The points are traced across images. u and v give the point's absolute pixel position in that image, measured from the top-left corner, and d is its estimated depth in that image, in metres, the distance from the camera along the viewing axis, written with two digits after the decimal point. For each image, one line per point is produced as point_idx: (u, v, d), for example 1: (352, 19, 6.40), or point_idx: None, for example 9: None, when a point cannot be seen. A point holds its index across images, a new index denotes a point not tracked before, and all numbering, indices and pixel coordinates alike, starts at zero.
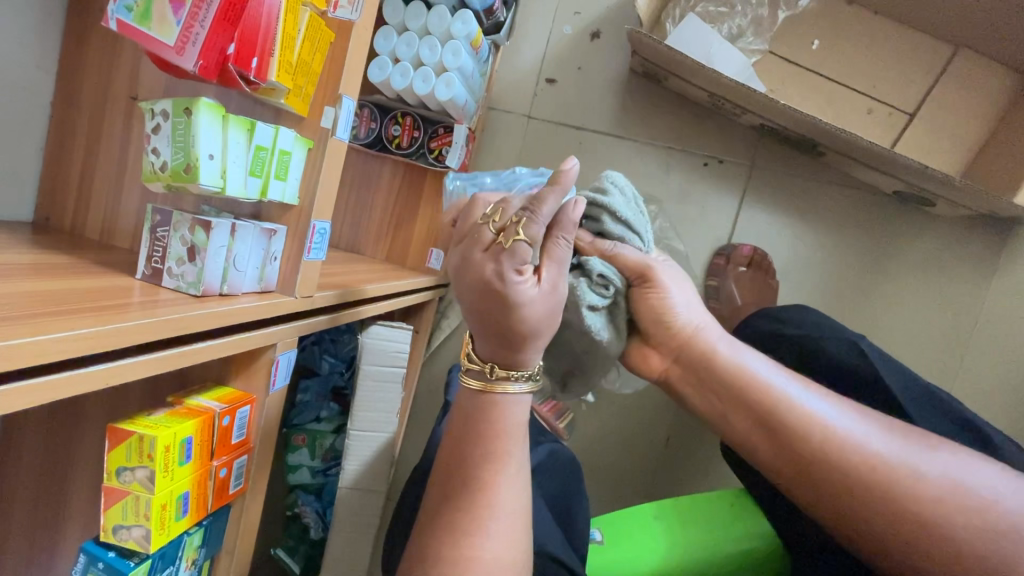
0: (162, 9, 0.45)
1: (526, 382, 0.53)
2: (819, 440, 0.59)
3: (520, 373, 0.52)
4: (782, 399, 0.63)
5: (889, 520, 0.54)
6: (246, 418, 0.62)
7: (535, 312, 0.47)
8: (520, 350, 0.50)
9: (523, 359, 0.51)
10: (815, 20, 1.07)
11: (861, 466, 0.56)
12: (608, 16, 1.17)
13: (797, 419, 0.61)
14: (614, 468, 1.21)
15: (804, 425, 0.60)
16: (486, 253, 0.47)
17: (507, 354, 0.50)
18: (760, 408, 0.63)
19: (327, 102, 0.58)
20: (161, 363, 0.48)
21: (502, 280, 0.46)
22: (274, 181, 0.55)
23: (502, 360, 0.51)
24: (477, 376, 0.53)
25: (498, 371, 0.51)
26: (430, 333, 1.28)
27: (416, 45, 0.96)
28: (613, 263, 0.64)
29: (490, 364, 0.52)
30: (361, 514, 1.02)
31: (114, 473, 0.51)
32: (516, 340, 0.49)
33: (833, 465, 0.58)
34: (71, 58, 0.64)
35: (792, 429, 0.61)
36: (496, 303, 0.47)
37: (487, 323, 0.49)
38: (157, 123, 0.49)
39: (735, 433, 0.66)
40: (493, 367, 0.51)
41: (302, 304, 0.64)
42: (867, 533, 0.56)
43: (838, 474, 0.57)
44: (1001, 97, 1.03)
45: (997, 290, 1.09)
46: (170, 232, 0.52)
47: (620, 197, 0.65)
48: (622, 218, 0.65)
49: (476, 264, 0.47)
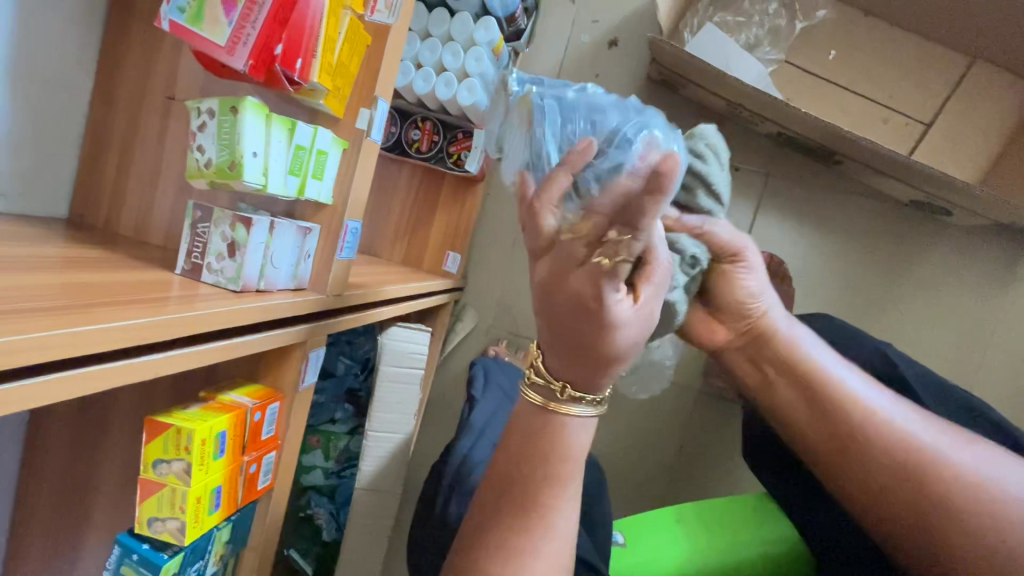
0: (214, 10, 0.47)
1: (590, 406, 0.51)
2: (860, 420, 0.65)
3: (589, 398, 0.50)
4: (835, 382, 0.69)
5: (912, 495, 0.59)
6: (276, 414, 0.63)
7: (628, 334, 0.44)
8: (596, 371, 0.47)
9: (592, 380, 0.49)
10: (832, 31, 1.09)
11: (895, 445, 0.62)
12: (626, 25, 1.19)
13: (845, 400, 0.67)
14: (628, 473, 1.21)
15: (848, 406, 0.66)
16: (581, 271, 0.40)
17: (582, 374, 0.48)
18: (811, 387, 0.70)
19: (363, 104, 0.59)
20: (204, 355, 0.50)
21: (601, 300, 0.41)
22: (311, 180, 0.56)
23: (573, 378, 0.49)
24: (540, 392, 0.51)
25: (568, 392, 0.49)
26: (445, 336, 1.28)
27: (439, 51, 0.97)
28: (700, 242, 0.61)
29: (558, 381, 0.50)
30: (376, 515, 1.02)
31: (150, 465, 0.52)
32: (595, 362, 0.46)
33: (869, 441, 0.63)
34: (109, 57, 0.66)
35: (836, 408, 0.67)
36: (588, 323, 0.43)
37: (569, 341, 0.45)
38: (203, 121, 0.51)
39: (786, 409, 0.73)
40: (564, 386, 0.49)
41: (331, 302, 0.65)
42: (895, 507, 0.61)
43: (872, 449, 0.63)
44: (1018, 108, 1.04)
45: (1014, 299, 1.10)
46: (211, 228, 0.53)
47: (714, 164, 0.55)
48: (714, 190, 0.56)
49: (572, 280, 0.41)
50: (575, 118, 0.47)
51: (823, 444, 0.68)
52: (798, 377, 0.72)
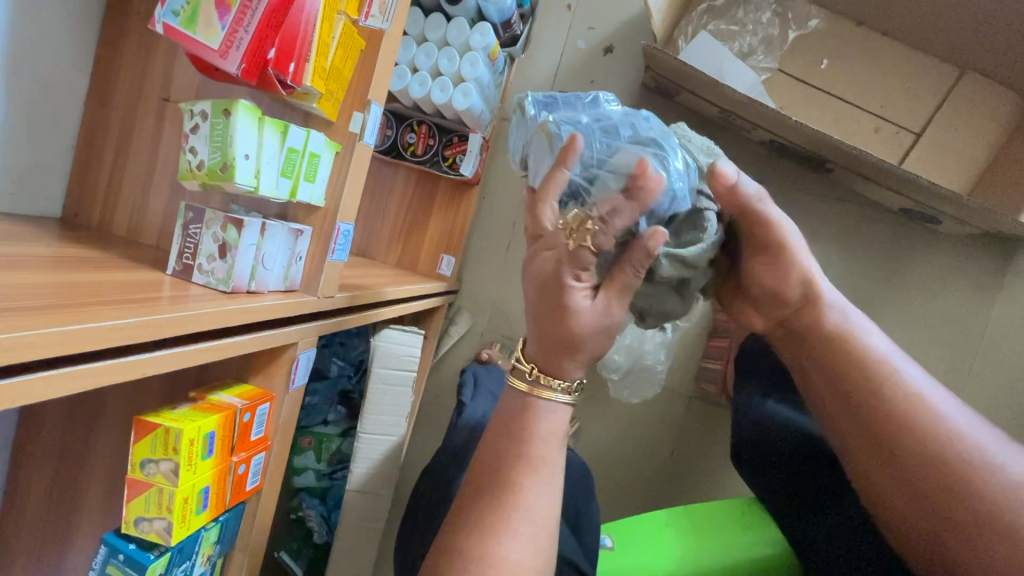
0: (208, 14, 0.47)
1: (565, 395, 0.54)
2: (912, 417, 0.52)
3: (561, 383, 0.53)
4: (884, 365, 0.55)
5: (958, 515, 0.49)
6: (265, 415, 0.63)
7: (584, 321, 0.50)
8: (567, 356, 0.52)
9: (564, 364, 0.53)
10: (825, 40, 1.10)
11: (951, 455, 0.50)
12: (621, 31, 1.20)
13: (896, 391, 0.54)
14: (620, 477, 1.21)
15: (895, 398, 0.53)
16: (554, 250, 0.49)
17: (555, 362, 0.53)
18: (842, 367, 0.56)
19: (357, 108, 0.60)
20: (195, 355, 0.50)
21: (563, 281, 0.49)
22: (303, 182, 0.57)
23: (547, 364, 0.53)
24: (523, 378, 0.54)
25: (541, 376, 0.53)
26: (438, 339, 1.29)
27: (435, 55, 0.98)
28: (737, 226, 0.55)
29: (537, 367, 0.54)
30: (368, 518, 1.02)
31: (138, 465, 0.52)
32: (561, 348, 0.52)
33: (919, 445, 0.52)
34: (106, 59, 0.66)
35: (882, 397, 0.54)
36: (552, 302, 0.50)
37: (541, 323, 0.52)
38: (196, 123, 0.51)
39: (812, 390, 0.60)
40: (541, 372, 0.53)
41: (322, 304, 0.65)
42: (933, 522, 0.51)
43: (917, 452, 0.51)
44: (1006, 119, 1.05)
45: (1003, 307, 1.10)
46: (202, 229, 0.54)
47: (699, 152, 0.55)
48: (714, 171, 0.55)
49: (542, 259, 0.51)
50: (593, 137, 0.51)
51: (857, 435, 0.56)
52: (829, 357, 0.57)
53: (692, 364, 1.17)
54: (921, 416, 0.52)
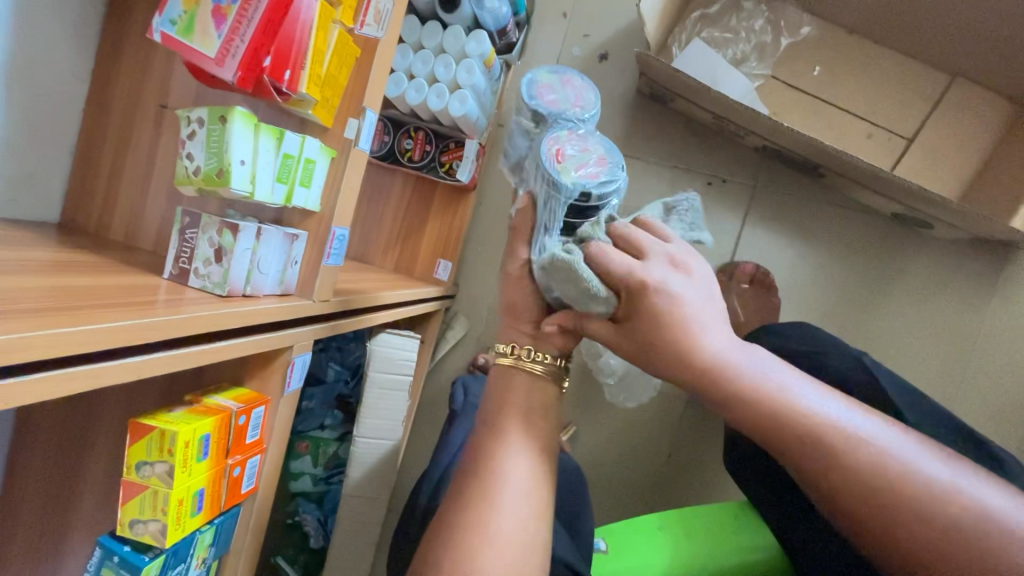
0: (204, 24, 0.48)
1: (541, 364, 0.58)
2: (863, 469, 0.42)
3: (534, 351, 0.58)
4: (812, 419, 0.44)
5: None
6: (260, 418, 0.63)
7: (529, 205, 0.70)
8: (545, 335, 0.59)
9: (534, 338, 0.59)
10: (817, 48, 1.11)
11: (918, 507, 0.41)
12: (616, 39, 1.21)
13: (833, 448, 0.43)
14: (616, 481, 1.21)
15: (831, 456, 0.43)
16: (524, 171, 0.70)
17: (534, 337, 0.59)
18: (777, 440, 0.45)
19: (352, 114, 0.61)
20: (189, 358, 0.50)
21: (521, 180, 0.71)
22: (298, 188, 0.57)
23: (524, 337, 0.59)
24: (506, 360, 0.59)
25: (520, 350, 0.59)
26: (435, 343, 1.29)
27: (431, 62, 0.99)
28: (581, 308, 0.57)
29: (509, 341, 0.60)
30: (364, 522, 1.02)
31: (133, 467, 0.52)
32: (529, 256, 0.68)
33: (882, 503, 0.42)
34: (105, 66, 0.67)
35: (821, 464, 0.43)
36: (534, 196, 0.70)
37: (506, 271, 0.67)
38: (193, 129, 0.52)
39: None
40: (519, 346, 0.59)
41: (318, 308, 0.66)
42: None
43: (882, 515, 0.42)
44: (996, 125, 1.07)
45: (996, 312, 1.11)
46: (199, 233, 0.54)
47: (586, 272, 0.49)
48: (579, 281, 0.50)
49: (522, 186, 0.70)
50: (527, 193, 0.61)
51: (812, 499, 0.46)
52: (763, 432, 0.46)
53: None
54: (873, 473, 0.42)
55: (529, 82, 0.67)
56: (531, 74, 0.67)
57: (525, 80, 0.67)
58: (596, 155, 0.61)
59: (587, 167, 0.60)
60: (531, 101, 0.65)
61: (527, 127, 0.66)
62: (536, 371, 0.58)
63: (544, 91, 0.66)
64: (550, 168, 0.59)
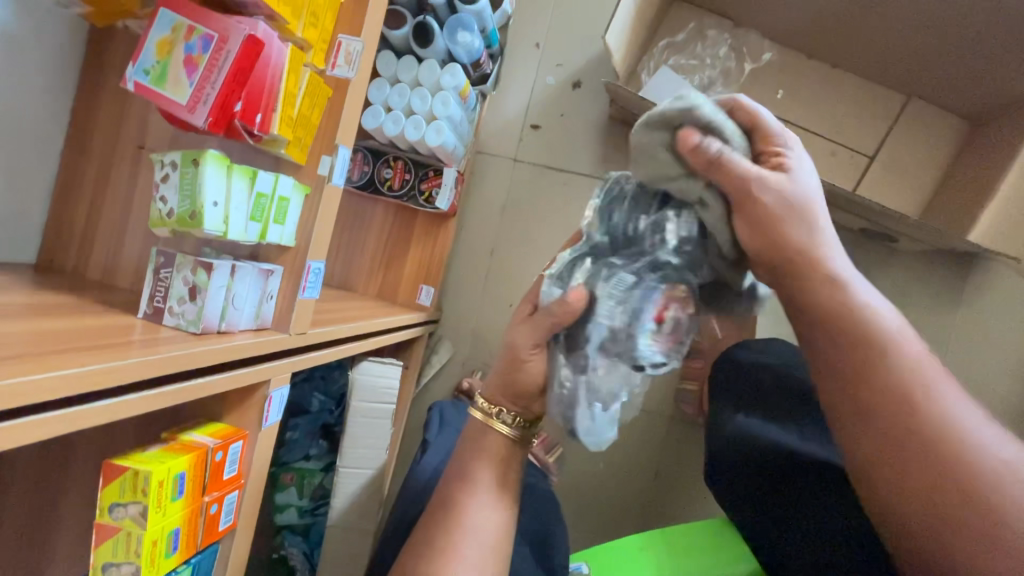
0: (176, 72, 0.50)
1: (515, 430, 0.59)
2: (908, 402, 0.43)
3: (516, 419, 0.58)
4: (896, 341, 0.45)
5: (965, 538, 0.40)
6: (238, 453, 0.63)
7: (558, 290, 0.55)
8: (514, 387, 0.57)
9: (519, 405, 0.59)
10: (780, 72, 1.16)
11: (964, 454, 0.41)
12: (588, 67, 1.26)
13: (901, 382, 0.44)
14: (603, 501, 1.21)
15: (902, 383, 0.43)
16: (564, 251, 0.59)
17: (517, 403, 0.58)
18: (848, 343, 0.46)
19: (325, 152, 0.63)
20: (162, 398, 0.50)
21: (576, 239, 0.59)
22: (272, 225, 0.59)
23: (506, 400, 0.58)
24: (485, 413, 0.59)
25: (502, 413, 0.58)
26: (420, 369, 1.30)
27: (407, 95, 1.02)
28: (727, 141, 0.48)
29: (492, 400, 0.59)
30: (348, 554, 1.01)
31: (106, 509, 0.52)
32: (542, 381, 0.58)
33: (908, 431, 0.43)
34: (83, 109, 0.68)
35: (899, 400, 0.43)
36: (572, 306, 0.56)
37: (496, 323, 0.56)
38: (166, 173, 0.53)
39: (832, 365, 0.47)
40: (498, 407, 0.59)
41: (296, 340, 0.67)
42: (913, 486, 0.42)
43: (916, 454, 0.42)
44: (950, 142, 1.12)
45: (962, 323, 1.14)
46: (173, 273, 0.55)
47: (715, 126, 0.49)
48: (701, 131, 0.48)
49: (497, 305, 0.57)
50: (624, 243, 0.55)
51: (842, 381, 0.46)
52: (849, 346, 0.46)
53: (669, 386, 1.19)
54: (930, 414, 0.42)
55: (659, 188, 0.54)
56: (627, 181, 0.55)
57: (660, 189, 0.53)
58: (681, 338, 0.53)
59: (664, 342, 0.51)
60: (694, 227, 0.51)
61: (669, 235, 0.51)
62: (508, 434, 0.59)
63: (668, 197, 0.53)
64: (639, 324, 0.50)
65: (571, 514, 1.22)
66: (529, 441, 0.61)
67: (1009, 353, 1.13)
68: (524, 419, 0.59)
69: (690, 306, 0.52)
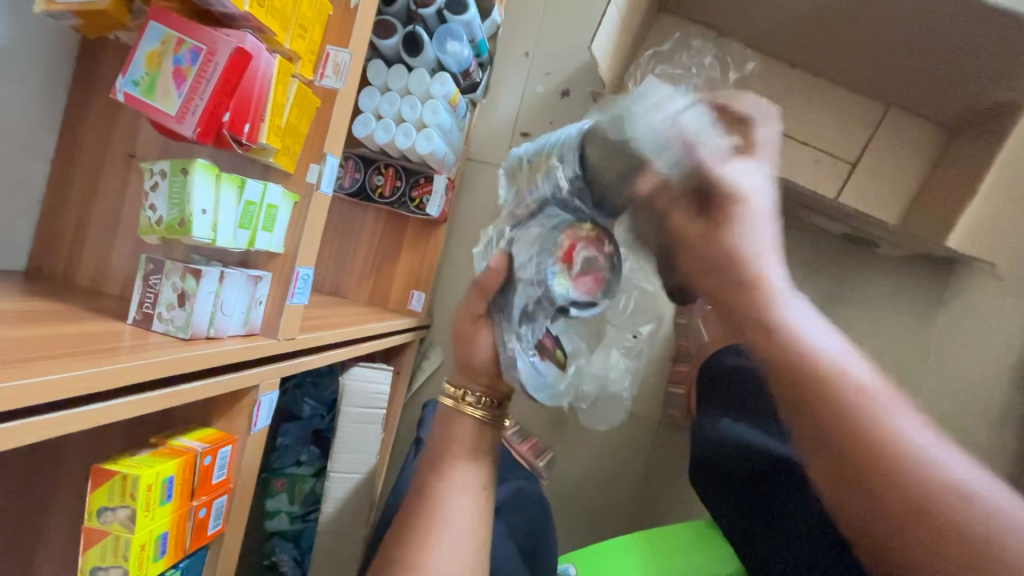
0: (166, 84, 0.51)
1: (482, 411, 0.59)
2: (874, 442, 0.42)
3: (482, 399, 0.58)
4: (852, 385, 0.44)
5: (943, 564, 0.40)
6: (227, 458, 0.64)
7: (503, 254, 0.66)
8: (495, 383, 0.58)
9: (485, 385, 0.59)
10: (763, 82, 1.18)
11: (935, 487, 0.41)
12: (576, 76, 1.28)
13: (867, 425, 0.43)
14: (593, 505, 1.22)
15: (863, 441, 0.42)
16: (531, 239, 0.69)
17: (483, 384, 0.59)
18: (807, 409, 0.45)
19: (313, 160, 0.64)
20: (151, 403, 0.51)
21: None
22: (260, 232, 0.60)
23: (472, 383, 0.59)
24: (454, 397, 0.59)
25: (469, 395, 0.58)
26: (410, 374, 1.31)
27: (398, 104, 1.04)
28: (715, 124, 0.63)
29: (459, 383, 0.59)
30: (338, 560, 1.01)
31: (94, 513, 0.52)
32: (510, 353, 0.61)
33: (884, 477, 0.42)
34: (74, 117, 0.69)
35: (857, 443, 0.43)
36: None
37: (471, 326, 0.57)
38: (156, 181, 0.54)
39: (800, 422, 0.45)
40: (464, 390, 0.59)
41: (285, 345, 0.68)
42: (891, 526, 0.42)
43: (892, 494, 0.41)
44: (930, 150, 1.14)
45: (945, 326, 1.16)
46: (162, 279, 0.56)
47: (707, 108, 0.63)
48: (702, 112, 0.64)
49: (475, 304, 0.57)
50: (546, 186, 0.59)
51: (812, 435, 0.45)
52: (808, 397, 0.44)
53: (658, 390, 1.20)
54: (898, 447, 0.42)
55: (585, 132, 0.58)
56: (587, 122, 0.58)
57: (580, 131, 0.57)
58: (601, 269, 0.54)
59: (584, 281, 0.54)
60: (580, 161, 0.54)
61: (560, 181, 0.55)
62: (478, 416, 0.59)
63: (593, 151, 0.57)
64: (547, 264, 0.53)
65: (562, 517, 1.23)
66: (500, 425, 0.60)
67: (991, 356, 1.15)
68: (492, 400, 0.59)
69: (606, 244, 0.54)
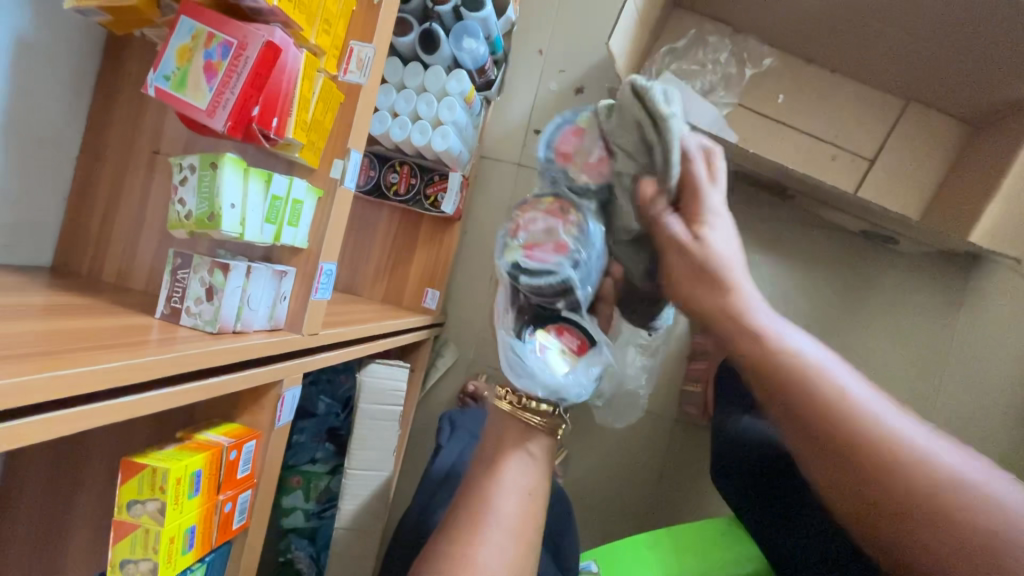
0: (196, 78, 0.51)
1: (539, 418, 0.59)
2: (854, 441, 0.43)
3: (539, 404, 0.59)
4: (844, 400, 0.44)
5: (939, 553, 0.38)
6: (252, 453, 0.64)
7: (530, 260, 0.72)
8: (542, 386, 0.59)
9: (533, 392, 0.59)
10: (780, 77, 1.17)
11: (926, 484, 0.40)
12: (590, 73, 1.27)
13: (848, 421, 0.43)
14: (608, 503, 1.22)
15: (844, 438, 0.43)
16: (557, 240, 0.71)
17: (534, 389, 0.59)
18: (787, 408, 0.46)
19: (337, 156, 0.64)
20: (178, 396, 0.51)
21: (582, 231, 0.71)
22: (286, 227, 0.60)
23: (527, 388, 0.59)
24: (510, 401, 0.59)
25: (526, 398, 0.59)
26: (425, 371, 1.31)
27: (414, 101, 1.04)
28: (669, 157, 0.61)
29: (518, 388, 0.60)
30: (355, 557, 1.01)
31: (124, 506, 0.53)
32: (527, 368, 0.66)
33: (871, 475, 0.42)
34: (99, 114, 0.70)
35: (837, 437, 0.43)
36: None
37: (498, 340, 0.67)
38: (184, 176, 0.54)
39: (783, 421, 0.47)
40: (522, 394, 0.59)
41: (307, 341, 0.68)
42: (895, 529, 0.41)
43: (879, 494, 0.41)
44: (950, 145, 1.13)
45: (965, 324, 1.15)
46: (190, 273, 0.57)
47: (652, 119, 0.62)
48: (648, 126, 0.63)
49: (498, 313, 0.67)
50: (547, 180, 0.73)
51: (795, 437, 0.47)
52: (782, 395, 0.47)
53: (674, 388, 1.19)
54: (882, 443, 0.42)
55: (556, 130, 0.73)
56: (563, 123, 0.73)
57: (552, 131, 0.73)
58: (559, 239, 0.64)
59: (540, 248, 0.64)
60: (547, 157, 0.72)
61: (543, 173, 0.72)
62: (534, 423, 0.58)
63: (563, 148, 0.72)
64: (507, 236, 0.66)
65: (577, 515, 1.22)
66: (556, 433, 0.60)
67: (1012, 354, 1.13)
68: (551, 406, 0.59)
69: (564, 214, 0.66)
